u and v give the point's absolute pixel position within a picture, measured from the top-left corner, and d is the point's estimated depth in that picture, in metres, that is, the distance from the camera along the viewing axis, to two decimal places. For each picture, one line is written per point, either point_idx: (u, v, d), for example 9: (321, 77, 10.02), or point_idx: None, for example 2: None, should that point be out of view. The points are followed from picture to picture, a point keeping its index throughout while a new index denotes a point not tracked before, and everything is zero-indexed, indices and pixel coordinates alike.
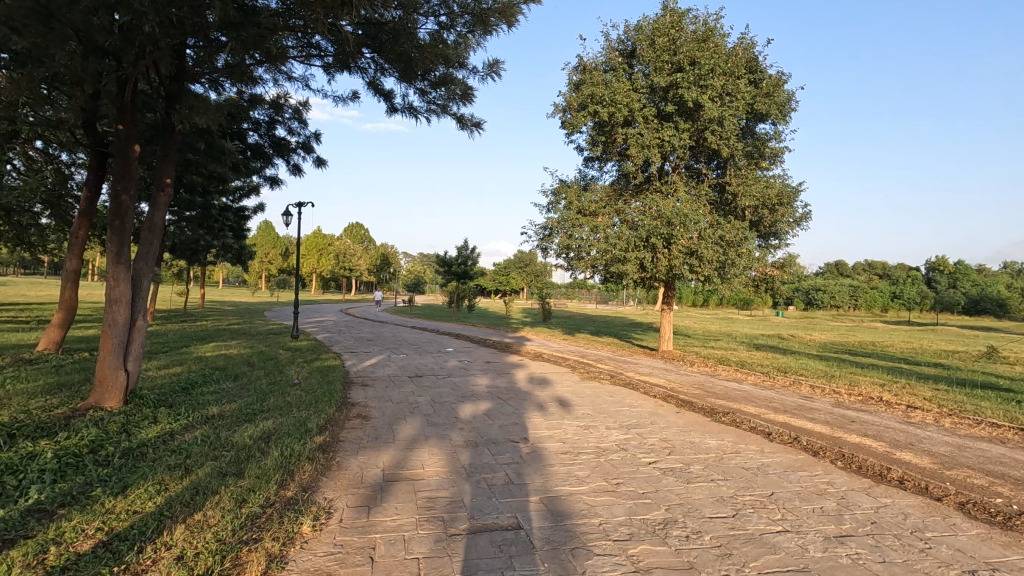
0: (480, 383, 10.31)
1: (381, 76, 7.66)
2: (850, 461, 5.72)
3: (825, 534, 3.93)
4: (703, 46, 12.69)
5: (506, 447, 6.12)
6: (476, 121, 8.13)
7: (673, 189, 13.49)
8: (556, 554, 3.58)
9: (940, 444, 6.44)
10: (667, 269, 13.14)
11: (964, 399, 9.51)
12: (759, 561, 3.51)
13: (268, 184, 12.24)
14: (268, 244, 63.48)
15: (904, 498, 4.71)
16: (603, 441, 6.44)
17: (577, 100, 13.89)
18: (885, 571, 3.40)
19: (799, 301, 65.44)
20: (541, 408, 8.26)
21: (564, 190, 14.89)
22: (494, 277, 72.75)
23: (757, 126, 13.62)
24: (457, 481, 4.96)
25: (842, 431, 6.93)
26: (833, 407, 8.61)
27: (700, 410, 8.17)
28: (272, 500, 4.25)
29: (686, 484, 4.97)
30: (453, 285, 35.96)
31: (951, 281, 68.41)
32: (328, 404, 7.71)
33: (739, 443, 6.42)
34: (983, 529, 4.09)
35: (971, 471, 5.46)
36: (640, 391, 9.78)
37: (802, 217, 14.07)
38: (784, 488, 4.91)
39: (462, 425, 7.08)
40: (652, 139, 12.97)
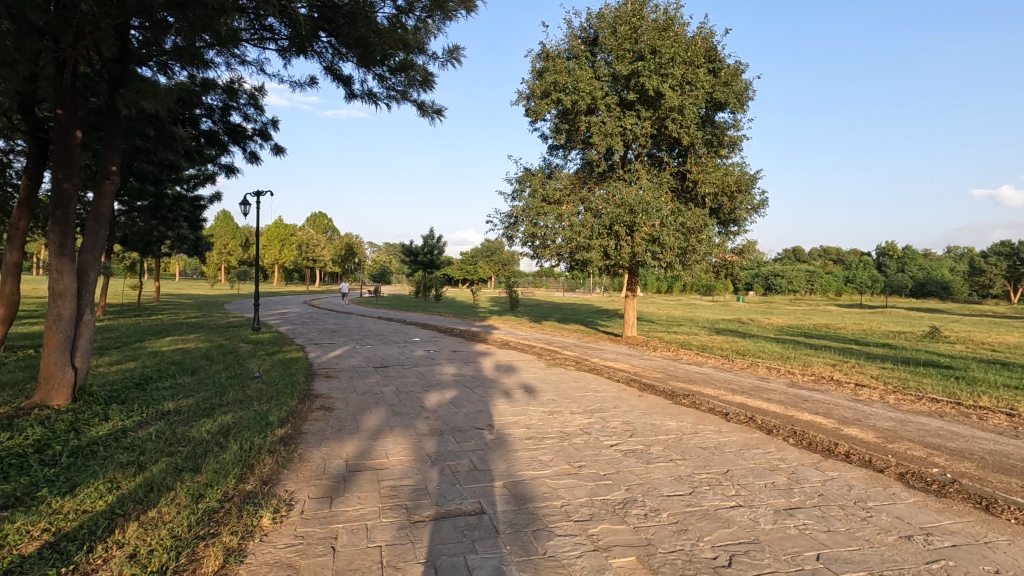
0: (447, 372, 10.30)
1: (339, 61, 7.47)
2: (801, 438, 5.97)
3: (775, 507, 4.12)
4: (663, 34, 12.84)
5: (471, 434, 6.15)
6: (437, 108, 8.05)
7: (636, 177, 13.68)
8: (518, 536, 3.64)
9: (884, 420, 6.78)
10: (630, 256, 13.33)
11: (908, 377, 10.03)
12: (713, 534, 3.65)
13: (223, 172, 11.84)
14: (227, 235, 61.73)
15: (850, 471, 4.95)
16: (566, 426, 6.55)
17: (540, 88, 13.89)
18: (829, 539, 3.59)
19: (758, 287, 67.39)
20: (507, 395, 8.33)
21: (529, 178, 14.91)
22: (461, 266, 72.41)
23: (716, 114, 13.86)
24: (422, 469, 4.98)
25: (795, 410, 7.23)
26: (787, 387, 8.95)
27: (662, 394, 8.39)
28: (230, 494, 4.17)
29: (647, 464, 5.11)
30: (420, 275, 35.71)
31: (900, 266, 71.68)
32: (290, 397, 7.59)
33: (698, 424, 6.62)
34: (919, 497, 4.36)
35: (912, 444, 5.77)
36: (604, 376, 9.96)
37: (760, 204, 14.43)
38: (739, 465, 5.10)
39: (427, 413, 7.08)
40: (615, 127, 13.08)
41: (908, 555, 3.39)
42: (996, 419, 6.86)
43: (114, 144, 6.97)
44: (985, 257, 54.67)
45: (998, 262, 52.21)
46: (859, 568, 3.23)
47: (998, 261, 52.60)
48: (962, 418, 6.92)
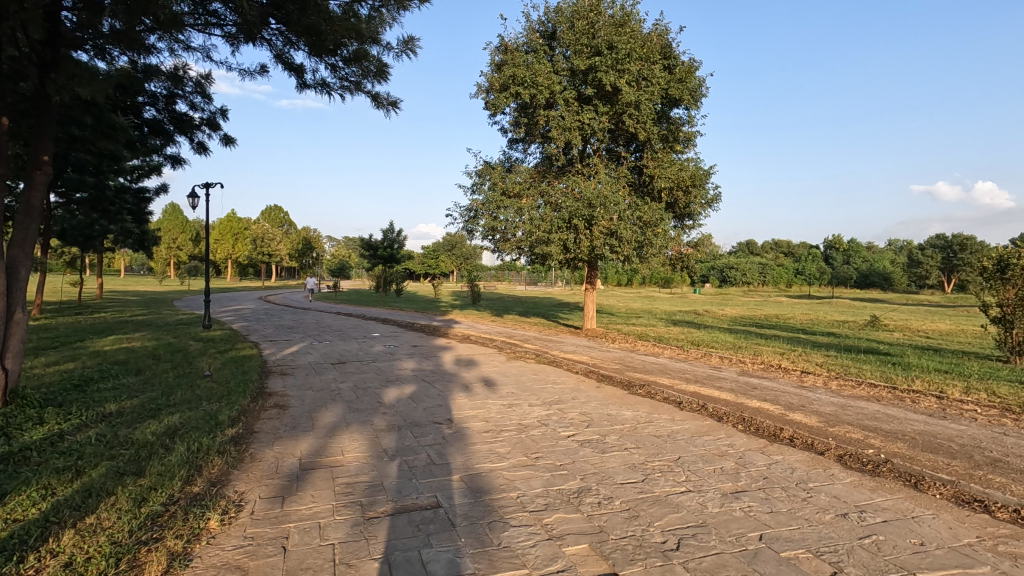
0: (406, 367, 10.21)
1: (290, 50, 7.25)
2: (749, 424, 6.20)
3: (722, 491, 4.27)
4: (619, 30, 13.00)
5: (429, 429, 6.12)
6: (392, 100, 7.92)
7: (594, 172, 13.83)
8: (474, 528, 3.66)
9: (827, 405, 7.11)
10: (589, 249, 13.48)
11: (849, 364, 10.56)
12: (663, 520, 3.77)
13: (169, 163, 11.34)
14: (177, 229, 59.26)
15: (794, 455, 5.18)
16: (524, 418, 6.60)
17: (498, 81, 13.88)
18: (771, 520, 3.75)
19: (714, 279, 69.29)
20: (466, 388, 8.33)
21: (488, 171, 14.89)
22: (422, 260, 71.76)
23: (671, 110, 14.12)
24: (378, 464, 4.94)
25: (744, 397, 7.52)
26: (738, 376, 9.26)
27: (618, 384, 8.57)
28: (176, 497, 4.04)
29: (602, 454, 5.22)
30: (380, 269, 35.29)
31: (845, 258, 75.29)
32: (241, 395, 7.37)
33: (652, 413, 6.78)
34: (855, 476, 4.61)
35: (851, 427, 6.07)
36: (563, 368, 10.08)
37: (713, 199, 14.83)
38: (689, 452, 5.26)
39: (385, 409, 7.01)
40: (573, 121, 13.19)
41: (843, 532, 3.58)
42: (927, 401, 7.31)
43: (46, 132, 6.57)
44: (922, 249, 57.97)
45: (933, 254, 55.62)
46: (797, 546, 3.39)
47: (933, 253, 56.00)
48: (897, 402, 7.34)
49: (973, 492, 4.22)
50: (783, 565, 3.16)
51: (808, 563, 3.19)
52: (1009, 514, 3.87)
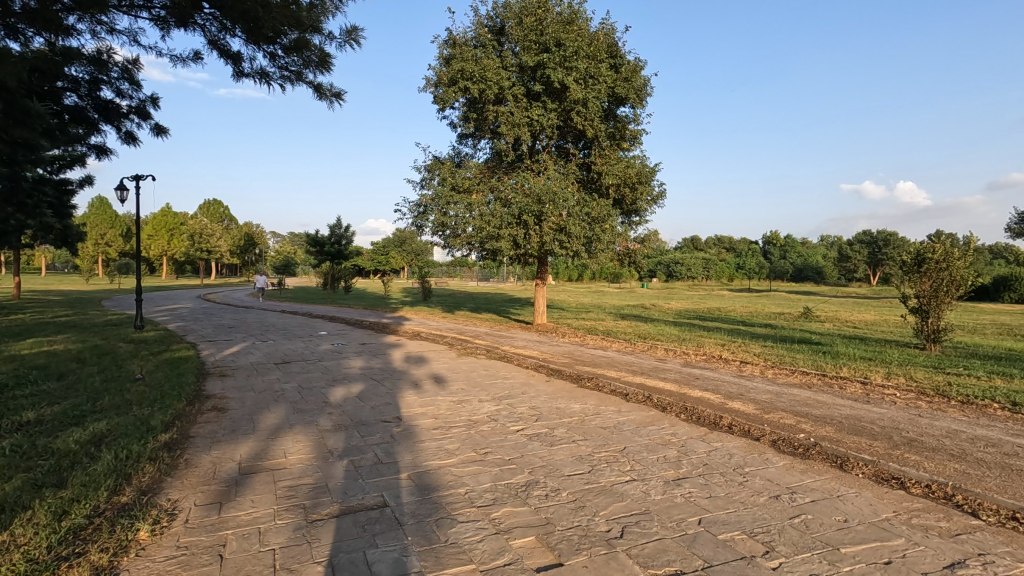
0: (354, 366, 10.00)
1: (225, 36, 6.93)
2: (691, 413, 6.43)
3: (665, 478, 4.42)
4: (567, 28, 13.11)
5: (377, 428, 6.02)
6: (336, 92, 7.71)
7: (543, 168, 13.94)
8: (421, 526, 3.63)
9: (763, 393, 7.45)
10: (539, 245, 13.60)
11: (785, 353, 11.12)
12: (608, 509, 3.85)
13: (94, 153, 10.61)
14: (105, 224, 55.64)
15: (732, 441, 5.41)
16: (474, 414, 6.60)
17: (447, 75, 13.74)
18: (709, 504, 3.91)
19: (661, 274, 71.34)
20: (416, 386, 8.25)
21: (438, 167, 14.75)
22: (372, 257, 70.32)
23: (618, 108, 14.40)
24: (323, 466, 4.82)
25: (687, 388, 7.80)
26: (682, 367, 9.58)
27: (568, 378, 8.70)
28: (101, 509, 3.80)
29: (550, 447, 5.28)
30: (327, 266, 34.37)
31: (782, 254, 79.15)
32: (176, 399, 7.01)
33: (600, 406, 6.91)
34: (788, 460, 4.86)
35: (785, 413, 6.39)
36: (514, 363, 10.14)
37: (659, 195, 15.23)
38: (635, 442, 5.40)
39: (332, 408, 6.85)
40: (522, 118, 13.25)
41: (775, 513, 3.77)
42: (853, 387, 7.79)
43: None
44: (851, 245, 61.67)
45: (861, 249, 59.30)
46: (733, 529, 3.54)
47: (860, 248, 59.76)
48: (827, 388, 7.79)
49: (891, 470, 4.53)
50: (720, 547, 3.30)
51: (743, 544, 3.34)
52: (922, 489, 4.19)
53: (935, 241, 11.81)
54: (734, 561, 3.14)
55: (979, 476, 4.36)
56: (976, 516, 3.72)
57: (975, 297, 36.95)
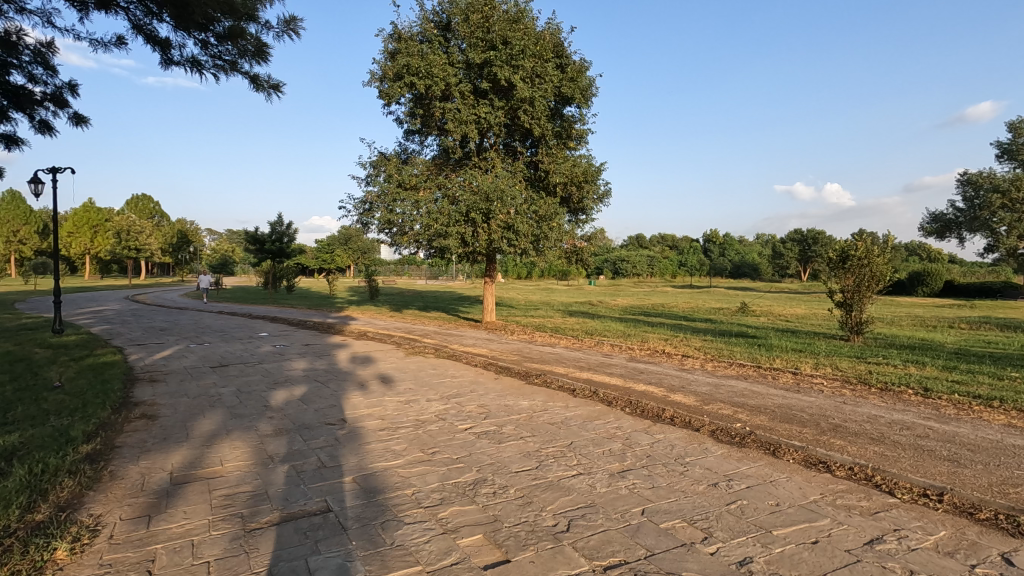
0: (297, 367, 9.67)
1: (152, 21, 6.54)
2: (635, 407, 6.60)
3: (610, 471, 4.51)
4: (514, 26, 13.14)
5: (320, 431, 5.85)
6: (274, 84, 7.43)
7: (491, 165, 13.93)
8: (366, 530, 3.56)
9: (703, 385, 7.74)
10: (487, 242, 13.60)
11: (723, 347, 11.60)
12: (555, 504, 3.90)
13: (3, 143, 9.77)
14: (17, 219, 51.36)
15: (674, 433, 5.59)
16: (422, 413, 6.52)
17: (392, 70, 13.51)
18: (652, 494, 4.03)
19: (608, 271, 72.84)
20: (362, 387, 8.06)
21: (383, 163, 14.47)
22: (316, 255, 68.19)
23: (564, 108, 14.59)
24: (263, 472, 4.63)
25: (632, 382, 8.00)
26: (627, 362, 9.82)
27: (516, 375, 8.75)
28: (12, 528, 3.51)
29: (498, 444, 5.30)
30: (268, 264, 33.10)
31: (721, 251, 82.47)
32: (100, 407, 6.56)
33: (548, 402, 6.99)
34: (725, 449, 5.08)
35: (723, 404, 6.67)
36: (463, 361, 10.10)
37: (604, 194, 15.53)
38: (581, 437, 5.49)
39: (272, 412, 6.60)
40: (469, 115, 13.20)
41: (714, 500, 3.92)
42: (785, 378, 8.23)
43: None
44: (784, 243, 65.05)
45: (793, 247, 62.62)
46: (674, 517, 3.66)
47: (792, 246, 63.11)
48: (762, 379, 8.20)
49: (818, 455, 4.82)
50: (662, 535, 3.41)
51: (683, 532, 3.46)
52: (845, 471, 4.47)
53: (857, 239, 12.65)
54: (675, 548, 3.24)
55: (895, 457, 4.70)
56: (892, 495, 4.01)
57: (893, 292, 39.78)
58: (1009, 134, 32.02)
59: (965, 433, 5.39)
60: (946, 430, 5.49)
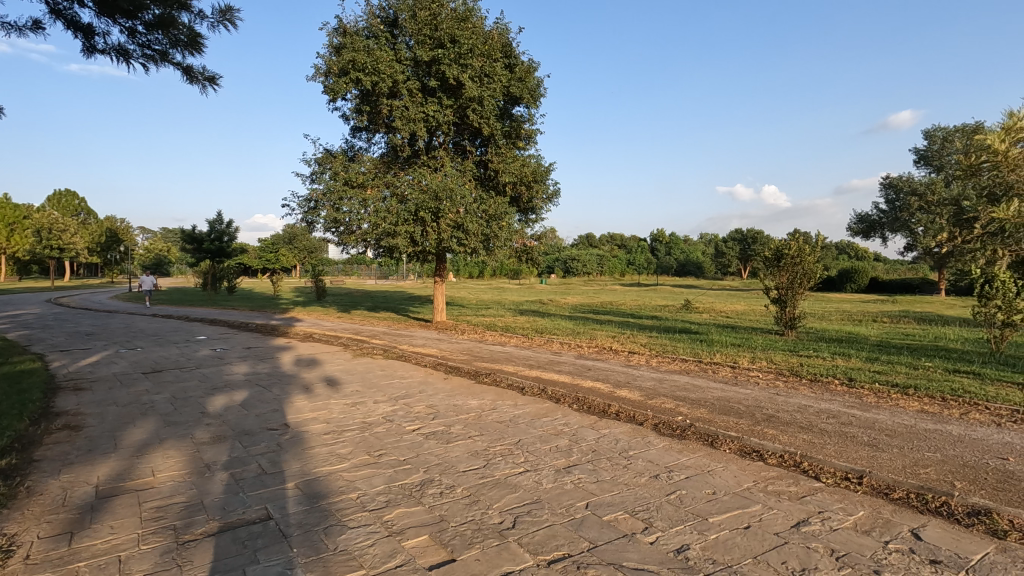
0: (237, 371, 9.30)
1: (71, 4, 6.14)
2: (582, 403, 6.73)
3: (556, 467, 4.59)
4: (461, 25, 13.08)
5: (261, 437, 5.66)
6: (209, 76, 7.12)
7: (440, 164, 13.81)
8: (308, 536, 3.48)
9: (648, 380, 7.97)
10: (436, 242, 13.50)
11: (668, 343, 11.98)
12: (502, 501, 3.93)
13: None
14: None
15: (619, 428, 5.74)
16: (369, 415, 6.43)
17: (337, 65, 13.18)
18: (596, 488, 4.13)
19: (559, 270, 73.61)
20: (306, 390, 7.84)
21: (329, 160, 14.10)
22: (259, 255, 65.59)
23: (513, 108, 14.65)
24: (199, 482, 4.44)
25: (580, 379, 8.15)
26: (576, 359, 9.99)
27: (466, 374, 8.74)
28: None
29: (447, 444, 5.29)
30: (207, 264, 31.66)
31: (667, 250, 84.88)
32: (16, 419, 6.10)
33: (497, 400, 7.02)
34: (667, 441, 5.26)
35: (666, 398, 6.91)
36: (412, 362, 10.00)
37: (553, 194, 15.70)
38: (529, 434, 5.55)
39: (209, 419, 6.33)
40: (417, 113, 13.07)
41: (654, 491, 4.06)
42: (725, 371, 8.59)
43: None
44: (726, 242, 67.68)
45: (734, 246, 65.18)
46: (617, 510, 3.77)
47: (733, 246, 65.77)
48: (704, 373, 8.52)
49: (752, 444, 5.07)
50: (605, 527, 3.50)
51: (625, 523, 3.56)
52: (776, 459, 4.73)
53: (791, 238, 13.34)
54: (617, 539, 3.34)
55: (821, 445, 5.00)
56: (818, 479, 4.27)
57: (825, 288, 42.14)
58: (926, 141, 34.51)
59: (884, 420, 5.80)
60: (867, 418, 5.88)
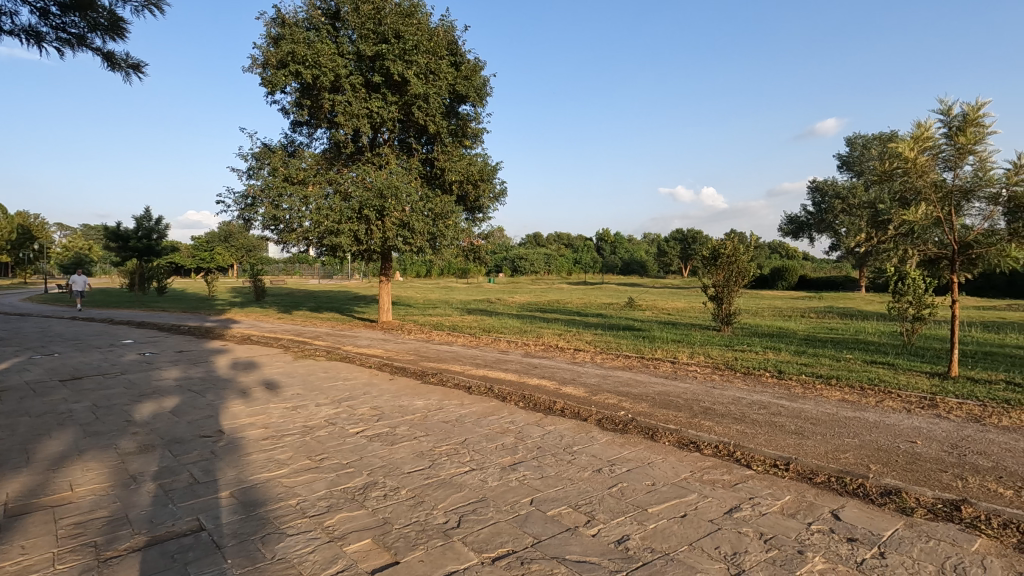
0: (167, 376, 8.81)
1: None
2: (528, 401, 6.80)
3: (502, 465, 4.62)
4: (406, 21, 12.88)
5: (193, 444, 5.39)
6: (133, 63, 6.71)
7: (385, 161, 13.57)
8: (244, 546, 3.34)
9: (592, 377, 8.15)
10: (381, 240, 13.27)
11: (612, 340, 12.28)
12: (446, 501, 3.92)
13: None
14: None
15: (563, 424, 5.83)
16: (310, 419, 6.24)
17: (275, 56, 12.71)
18: (541, 484, 4.19)
19: (507, 269, 73.84)
20: (243, 394, 7.52)
21: (268, 155, 13.58)
22: (192, 253, 62.20)
23: (459, 106, 14.57)
24: (124, 494, 4.18)
25: (526, 376, 8.24)
26: (523, 357, 10.08)
27: (412, 375, 8.64)
28: None
29: (391, 446, 5.21)
30: (133, 263, 29.88)
31: (612, 250, 86.76)
32: None
33: (443, 400, 6.99)
34: (610, 436, 5.39)
35: (609, 393, 7.08)
36: (356, 363, 9.80)
37: (500, 193, 15.75)
38: (475, 433, 5.55)
39: (136, 428, 5.96)
40: (361, 109, 12.80)
41: (597, 485, 4.16)
42: (665, 367, 8.90)
43: None
44: (667, 242, 69.93)
45: (676, 245, 67.46)
46: (561, 504, 3.83)
47: (674, 245, 68.05)
48: (646, 369, 8.80)
49: (689, 436, 5.27)
50: (549, 522, 3.55)
51: (568, 517, 3.63)
52: (711, 449, 4.94)
53: (727, 238, 13.96)
54: (560, 533, 3.40)
55: (753, 434, 5.26)
56: (749, 467, 4.50)
57: (758, 286, 44.29)
58: (848, 148, 36.88)
59: (809, 409, 6.17)
60: (794, 407, 6.24)
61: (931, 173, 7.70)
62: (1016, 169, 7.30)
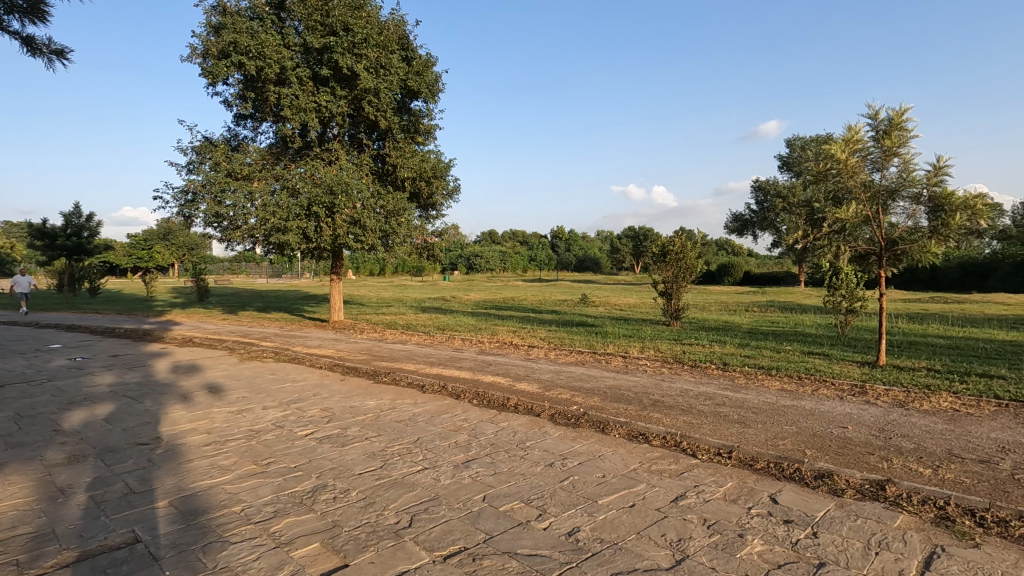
0: (100, 382, 8.31)
1: None
2: (482, 398, 6.80)
3: (455, 462, 4.60)
4: (355, 13, 12.59)
5: (129, 453, 5.11)
6: (57, 49, 6.29)
7: (335, 157, 13.26)
8: (183, 557, 3.20)
9: (545, 373, 8.23)
10: (331, 238, 12.95)
11: (565, 336, 12.43)
12: (398, 501, 3.87)
13: None
14: None
15: (517, 420, 5.87)
16: (256, 423, 6.03)
17: (216, 46, 12.19)
18: (494, 480, 4.21)
19: (462, 266, 73.40)
20: (184, 399, 7.18)
21: (209, 149, 13.01)
22: (128, 252, 58.72)
23: (411, 102, 14.35)
24: (50, 509, 3.93)
25: (480, 374, 8.24)
26: (477, 354, 10.07)
27: (365, 374, 8.48)
28: None
29: (341, 447, 5.11)
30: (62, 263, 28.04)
31: (567, 247, 87.69)
32: None
33: (396, 400, 6.90)
34: (562, 430, 5.46)
35: (562, 389, 7.18)
36: (306, 364, 9.54)
37: (454, 191, 15.65)
38: (428, 432, 5.51)
39: (64, 437, 5.60)
40: (308, 102, 12.44)
41: (549, 479, 4.21)
42: (617, 361, 9.08)
43: None
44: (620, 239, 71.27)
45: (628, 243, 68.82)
46: (514, 499, 3.85)
47: (627, 242, 69.43)
48: (598, 364, 8.95)
49: (638, 428, 5.41)
50: (501, 518, 3.57)
51: (520, 512, 3.66)
52: (659, 440, 5.08)
53: (675, 235, 14.39)
54: (512, 528, 3.42)
55: (698, 425, 5.45)
56: (695, 456, 4.66)
57: (706, 282, 45.75)
58: (788, 149, 38.56)
59: (751, 399, 6.44)
60: (738, 398, 6.50)
61: (861, 173, 8.16)
62: (935, 171, 7.84)
